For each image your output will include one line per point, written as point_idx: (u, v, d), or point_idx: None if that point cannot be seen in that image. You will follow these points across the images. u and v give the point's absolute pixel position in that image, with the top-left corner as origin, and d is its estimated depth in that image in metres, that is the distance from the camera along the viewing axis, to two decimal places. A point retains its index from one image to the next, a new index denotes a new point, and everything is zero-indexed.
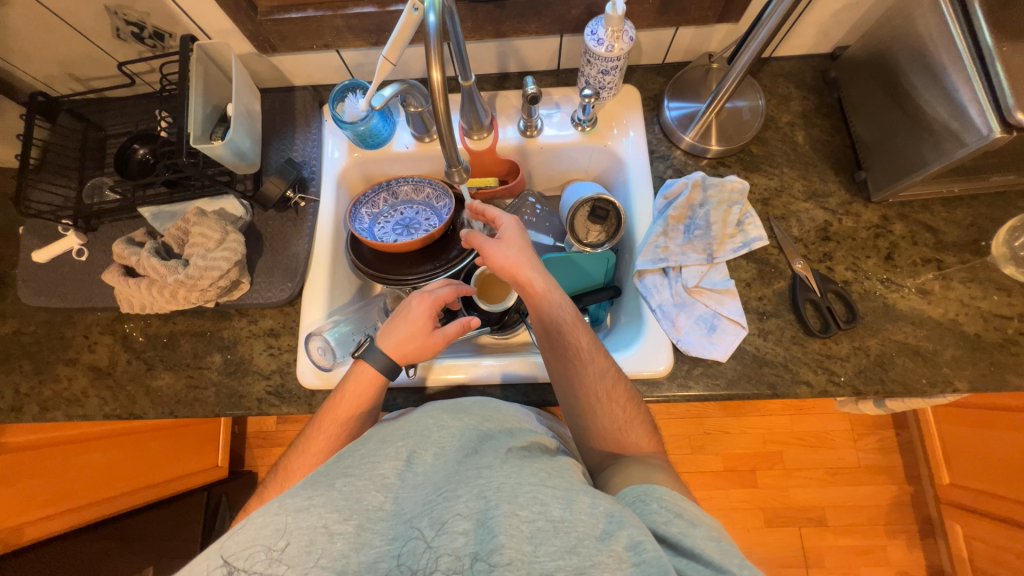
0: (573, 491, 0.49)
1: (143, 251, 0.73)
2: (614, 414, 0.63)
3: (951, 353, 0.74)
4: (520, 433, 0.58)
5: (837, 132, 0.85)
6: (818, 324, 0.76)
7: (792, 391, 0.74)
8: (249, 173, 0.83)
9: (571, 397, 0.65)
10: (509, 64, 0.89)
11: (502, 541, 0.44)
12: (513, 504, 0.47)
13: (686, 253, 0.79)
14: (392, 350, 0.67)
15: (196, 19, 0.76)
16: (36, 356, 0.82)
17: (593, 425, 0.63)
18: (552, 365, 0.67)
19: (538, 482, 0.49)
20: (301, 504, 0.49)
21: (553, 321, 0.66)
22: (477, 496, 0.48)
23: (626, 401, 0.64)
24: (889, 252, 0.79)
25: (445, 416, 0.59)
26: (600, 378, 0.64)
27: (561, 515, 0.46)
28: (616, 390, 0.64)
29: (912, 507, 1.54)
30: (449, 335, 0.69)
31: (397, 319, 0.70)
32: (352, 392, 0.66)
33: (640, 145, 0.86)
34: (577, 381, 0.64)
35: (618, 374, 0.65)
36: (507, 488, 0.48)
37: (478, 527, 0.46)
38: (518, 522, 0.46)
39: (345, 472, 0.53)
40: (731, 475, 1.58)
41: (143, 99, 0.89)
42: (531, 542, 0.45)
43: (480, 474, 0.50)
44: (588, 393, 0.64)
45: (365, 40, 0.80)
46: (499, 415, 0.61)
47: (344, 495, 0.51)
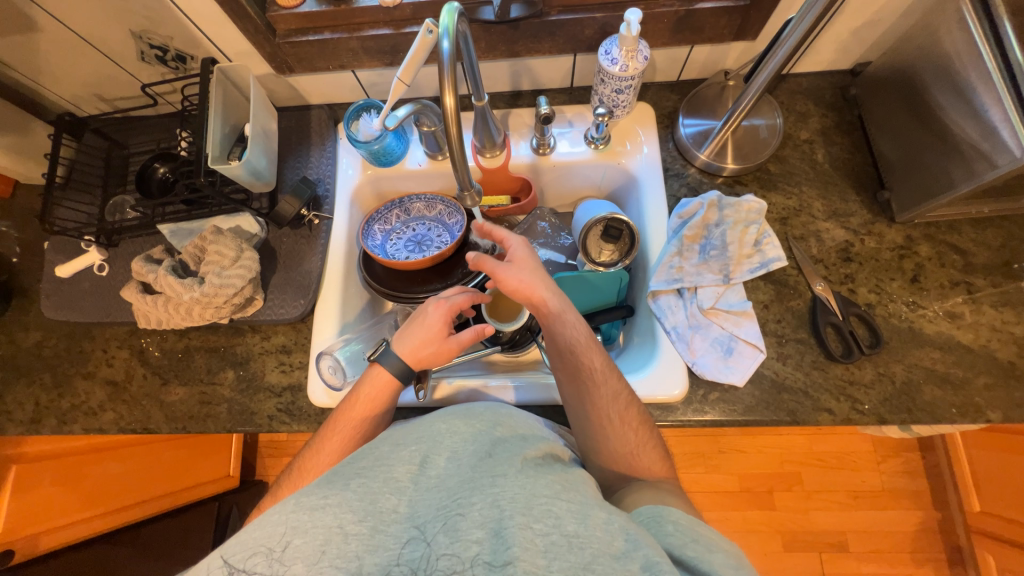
0: (588, 506, 0.48)
1: (161, 268, 0.74)
2: (626, 437, 0.61)
3: (982, 381, 0.71)
4: (536, 441, 0.55)
5: (858, 150, 0.83)
6: (840, 349, 0.73)
7: (813, 419, 0.71)
8: (265, 192, 0.84)
9: (582, 418, 0.63)
10: (522, 82, 0.89)
11: (516, 553, 0.43)
12: (528, 516, 0.46)
13: (701, 273, 0.77)
14: (407, 354, 0.67)
15: (216, 42, 0.78)
16: (57, 368, 0.83)
17: (604, 448, 0.62)
18: (565, 386, 0.65)
19: (553, 494, 0.48)
20: (317, 502, 0.48)
21: (566, 342, 0.65)
22: (491, 505, 0.47)
23: (639, 425, 0.62)
24: (914, 274, 0.76)
25: (457, 420, 0.57)
26: (613, 400, 0.62)
27: (576, 530, 0.45)
28: (628, 413, 0.62)
29: (940, 535, 1.48)
30: (464, 342, 0.68)
31: (413, 323, 0.69)
32: (367, 395, 0.65)
33: (654, 162, 0.85)
34: (589, 403, 0.63)
35: (631, 397, 0.64)
36: (522, 499, 0.47)
37: (493, 537, 0.45)
38: (532, 535, 0.44)
39: (360, 472, 0.52)
40: (748, 496, 1.54)
41: (165, 118, 0.90)
42: (545, 556, 0.43)
43: (495, 483, 0.49)
44: (601, 416, 0.62)
45: (380, 61, 0.81)
46: (514, 421, 0.58)
47: (359, 495, 0.49)
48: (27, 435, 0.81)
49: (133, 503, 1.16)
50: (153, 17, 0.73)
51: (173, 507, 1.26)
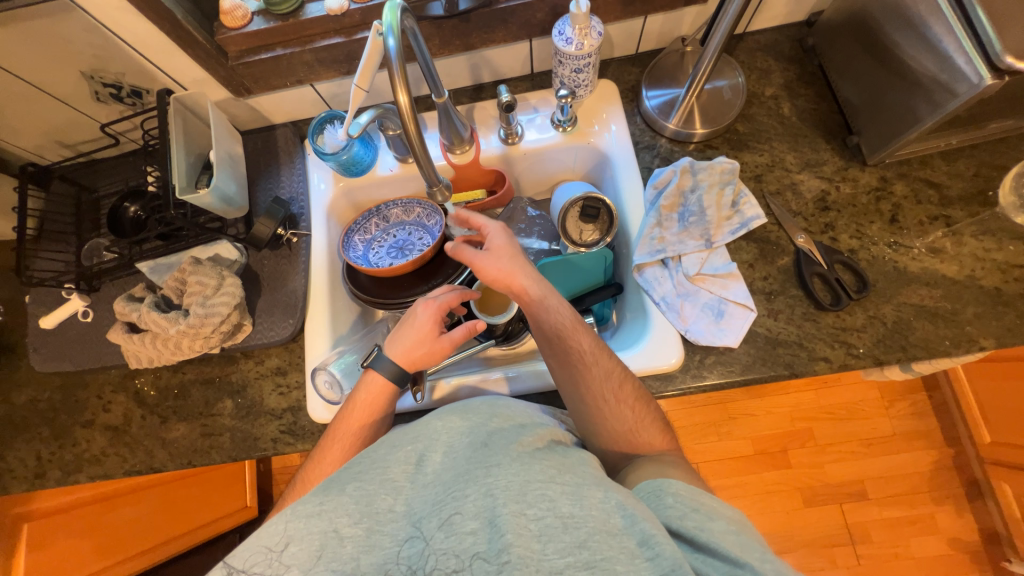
0: (583, 486, 0.49)
1: (143, 305, 0.74)
2: (624, 416, 0.61)
3: (971, 311, 0.71)
4: (533, 427, 0.55)
5: (823, 99, 0.84)
6: (828, 298, 0.74)
7: (810, 369, 0.71)
8: (239, 217, 0.84)
9: (578, 402, 0.63)
10: (483, 75, 0.89)
11: (509, 540, 0.44)
12: (520, 503, 0.47)
13: (683, 241, 0.78)
14: (401, 357, 0.67)
15: (170, 72, 0.77)
16: (54, 421, 0.83)
17: (603, 428, 0.62)
18: (557, 372, 0.65)
19: (548, 479, 0.49)
20: (313, 509, 0.49)
21: (552, 327, 0.65)
22: (484, 495, 0.48)
23: (635, 401, 0.62)
24: (892, 215, 0.77)
25: (453, 416, 0.57)
26: (606, 380, 0.62)
27: (571, 511, 0.47)
28: (624, 390, 0.62)
29: (955, 471, 1.49)
30: (455, 339, 0.69)
31: (404, 325, 0.70)
32: (363, 401, 0.66)
33: (623, 138, 0.85)
34: (583, 385, 0.63)
35: (625, 373, 0.64)
36: (515, 487, 0.48)
37: (487, 526, 0.46)
38: (525, 521, 0.46)
39: (355, 476, 0.52)
40: (763, 457, 1.55)
41: (130, 157, 0.90)
42: (540, 540, 0.45)
43: (488, 473, 0.49)
44: (596, 397, 0.62)
45: (337, 71, 0.80)
46: (510, 410, 0.58)
47: (355, 498, 0.50)
48: (33, 491, 0.81)
49: (157, 543, 1.16)
50: (102, 55, 0.72)
51: (198, 541, 1.27)
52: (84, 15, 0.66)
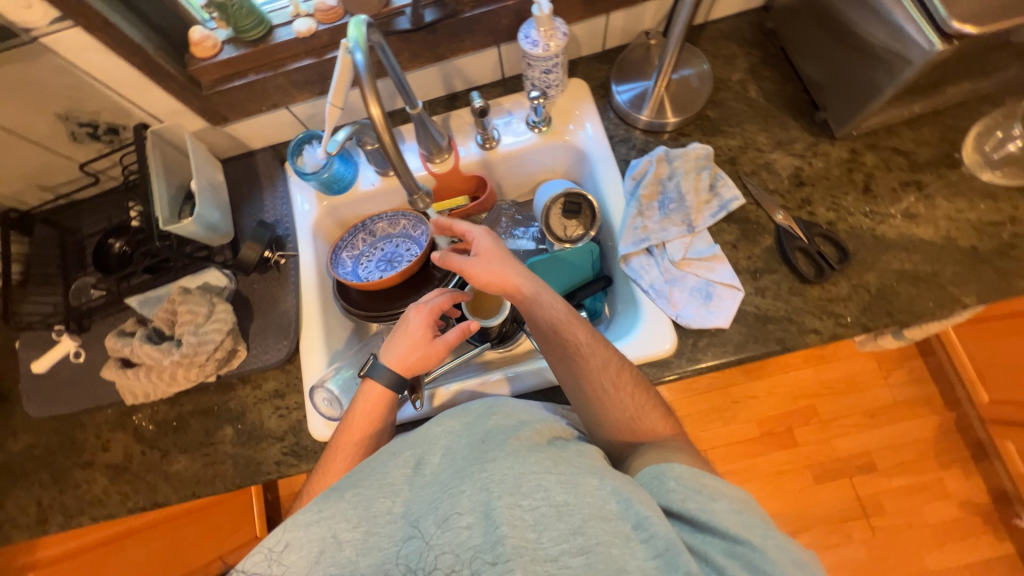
0: (579, 475, 0.50)
1: (135, 339, 0.74)
2: (625, 404, 0.62)
3: (951, 271, 0.73)
4: (533, 424, 0.56)
5: (788, 80, 0.86)
6: (812, 270, 0.75)
7: (802, 342, 0.72)
8: (225, 243, 0.84)
9: (579, 393, 0.64)
10: (455, 84, 0.90)
11: (503, 531, 0.46)
12: (515, 495, 0.48)
13: (666, 228, 0.79)
14: (396, 364, 0.68)
15: (145, 106, 0.78)
16: (53, 465, 0.82)
17: (606, 418, 0.62)
18: (556, 366, 0.66)
19: (543, 469, 0.50)
20: (312, 517, 0.51)
21: (547, 322, 0.66)
22: (479, 489, 0.50)
23: (634, 388, 0.63)
24: (865, 184, 0.78)
25: (453, 419, 0.58)
26: (605, 369, 0.63)
27: (566, 499, 0.48)
28: (622, 379, 0.63)
29: (959, 433, 1.51)
30: (449, 341, 0.69)
31: (397, 333, 0.70)
32: (362, 412, 0.66)
33: (599, 134, 0.86)
34: (583, 377, 0.63)
35: (622, 362, 0.64)
36: (510, 479, 0.49)
37: (482, 520, 0.48)
38: (520, 512, 0.47)
39: (355, 482, 0.54)
40: (769, 438, 1.55)
41: (111, 195, 0.90)
42: (534, 530, 0.47)
43: (484, 468, 0.51)
44: (596, 388, 0.62)
45: (311, 91, 0.81)
46: (509, 408, 0.58)
47: (354, 504, 0.52)
48: (36, 538, 0.80)
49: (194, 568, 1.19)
50: (76, 96, 0.73)
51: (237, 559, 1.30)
52: (56, 57, 0.67)
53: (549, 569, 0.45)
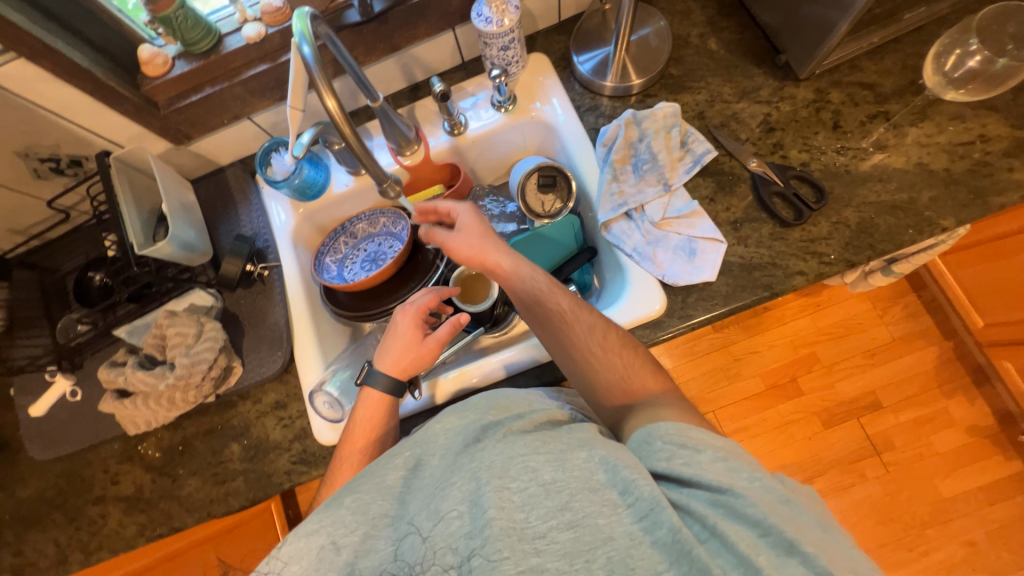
0: (567, 452, 0.52)
1: (127, 367, 0.73)
2: (614, 365, 0.62)
3: (927, 196, 0.73)
4: (529, 413, 0.58)
5: (746, 28, 0.86)
6: (791, 214, 0.76)
7: (789, 285, 0.73)
8: (206, 262, 0.84)
9: (566, 358, 0.65)
10: (416, 74, 0.89)
11: (492, 514, 0.47)
12: (503, 478, 0.49)
13: (642, 190, 0.79)
14: (392, 368, 0.69)
15: (104, 134, 0.76)
16: (65, 504, 0.82)
17: (596, 381, 0.63)
18: (543, 335, 0.67)
19: (531, 450, 0.52)
20: (312, 527, 0.53)
21: (529, 292, 0.68)
22: (470, 478, 0.51)
23: (622, 349, 0.63)
24: (834, 121, 0.79)
25: (451, 416, 0.59)
26: (590, 334, 0.64)
27: (553, 476, 0.50)
28: (609, 340, 0.63)
29: (958, 361, 1.53)
30: (441, 338, 0.70)
31: (389, 337, 0.72)
32: (363, 417, 0.67)
33: (565, 106, 0.86)
34: (568, 342, 0.64)
35: (607, 324, 0.65)
36: (498, 464, 0.51)
37: (472, 508, 0.49)
38: (508, 494, 0.49)
39: (353, 489, 0.55)
40: (774, 391, 1.57)
41: (85, 229, 0.89)
42: (522, 510, 0.48)
43: (475, 458, 0.52)
44: (583, 351, 0.63)
45: (270, 98, 0.80)
46: (508, 400, 0.60)
47: (351, 510, 0.53)
48: None
49: None
50: (31, 131, 0.72)
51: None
52: (4, 92, 0.65)
53: (538, 546, 0.47)
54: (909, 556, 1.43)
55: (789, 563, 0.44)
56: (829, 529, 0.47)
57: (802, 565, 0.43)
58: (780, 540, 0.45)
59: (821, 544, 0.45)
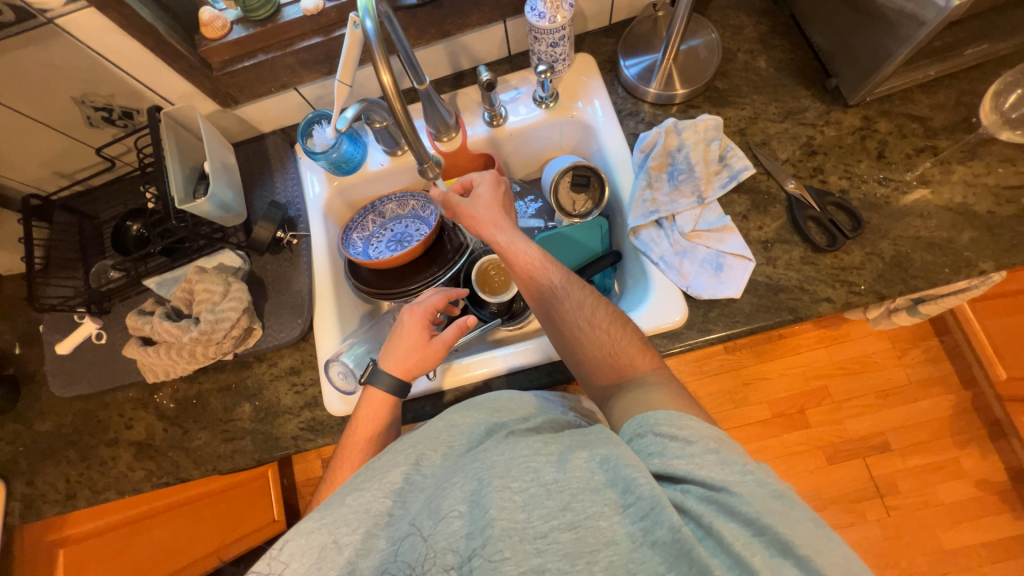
0: (569, 453, 0.51)
1: (155, 317, 0.76)
2: (602, 340, 0.64)
3: (968, 237, 0.72)
4: (532, 418, 0.59)
5: (799, 48, 0.85)
6: (824, 239, 0.75)
7: (815, 311, 0.72)
8: (238, 224, 0.86)
9: (558, 334, 0.67)
10: (462, 62, 0.90)
11: (493, 514, 0.47)
12: (505, 477, 0.49)
13: (675, 200, 0.79)
14: (395, 368, 0.70)
15: (157, 89, 0.79)
16: (79, 442, 0.84)
17: (586, 358, 0.65)
18: (538, 311, 0.70)
19: (533, 452, 0.52)
20: (314, 524, 0.53)
21: (523, 268, 0.71)
22: (472, 478, 0.50)
23: (611, 325, 0.65)
24: (879, 151, 0.77)
25: (455, 414, 0.60)
26: (579, 309, 0.66)
27: (555, 476, 0.49)
28: (597, 315, 0.65)
29: (975, 412, 1.49)
30: (447, 340, 0.71)
31: (393, 338, 0.72)
32: (365, 417, 0.68)
33: (606, 108, 0.86)
34: (558, 317, 0.67)
35: (597, 300, 0.67)
36: (500, 464, 0.50)
37: (472, 507, 0.48)
38: (511, 493, 0.48)
39: (355, 486, 0.55)
40: (781, 420, 1.55)
41: (127, 180, 0.92)
42: (523, 510, 0.47)
43: (477, 457, 0.52)
44: (571, 326, 0.66)
45: (319, 71, 0.81)
46: (512, 403, 0.61)
47: (352, 509, 0.53)
48: (66, 513, 0.82)
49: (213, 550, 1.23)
50: (91, 79, 0.74)
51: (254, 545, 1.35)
52: (71, 39, 0.68)
53: (539, 546, 0.46)
54: None
55: (783, 564, 0.43)
56: (824, 526, 0.46)
57: (796, 566, 0.42)
58: (775, 540, 0.44)
59: (817, 544, 0.44)
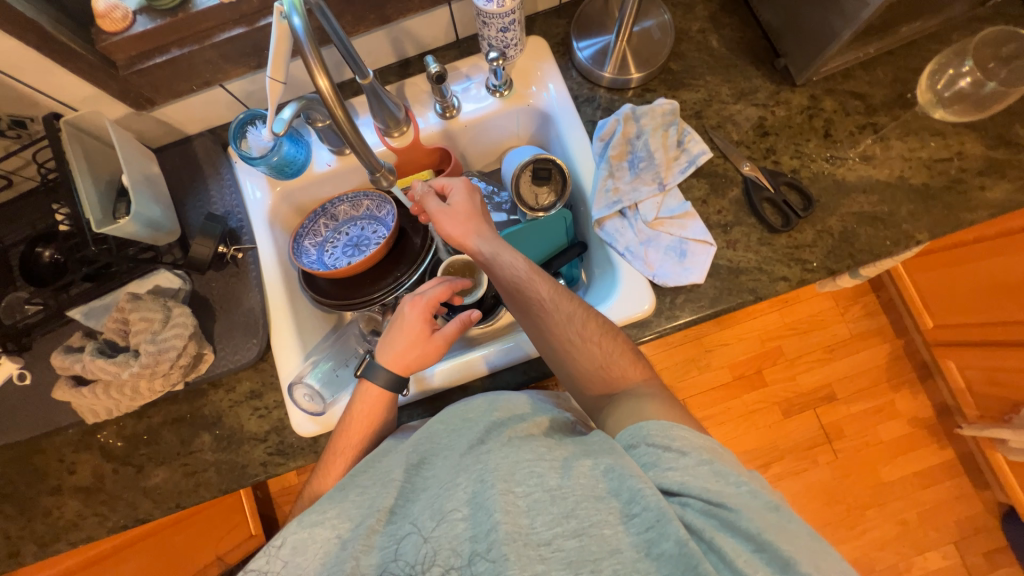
0: (572, 459, 0.53)
1: (85, 355, 0.68)
2: (592, 353, 0.64)
3: (905, 210, 0.76)
4: (532, 417, 0.60)
5: (748, 26, 0.85)
6: (778, 219, 0.77)
7: (773, 290, 0.75)
8: (172, 241, 0.78)
9: (548, 348, 0.66)
10: (406, 49, 0.84)
11: (498, 518, 0.48)
12: (509, 481, 0.51)
13: (637, 188, 0.78)
14: (394, 364, 0.68)
15: (52, 93, 0.68)
16: (15, 494, 0.76)
17: (576, 369, 0.64)
18: (525, 324, 0.68)
19: (537, 456, 0.53)
20: (316, 519, 0.55)
21: (509, 281, 0.67)
22: (476, 480, 0.52)
23: (601, 337, 0.64)
24: (825, 129, 0.80)
25: (454, 416, 0.61)
26: (570, 323, 0.65)
27: (558, 483, 0.52)
28: (588, 328, 0.64)
29: (906, 357, 1.65)
30: (449, 335, 0.69)
31: (393, 329, 0.70)
32: (360, 414, 0.67)
33: (562, 94, 0.83)
34: (548, 332, 0.65)
35: (587, 312, 0.65)
36: (504, 467, 0.52)
37: (476, 509, 0.50)
38: (514, 498, 0.50)
39: (358, 483, 0.58)
40: (741, 381, 1.65)
41: (32, 197, 0.80)
42: (527, 515, 0.50)
43: (481, 460, 0.54)
44: (562, 341, 0.64)
45: (246, 65, 0.73)
46: (510, 403, 0.62)
47: (357, 504, 0.56)
48: (10, 571, 0.75)
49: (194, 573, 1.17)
50: None
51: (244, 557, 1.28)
52: None
53: (543, 552, 0.48)
54: (850, 533, 1.57)
55: None
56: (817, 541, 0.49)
57: None
58: (775, 557, 0.46)
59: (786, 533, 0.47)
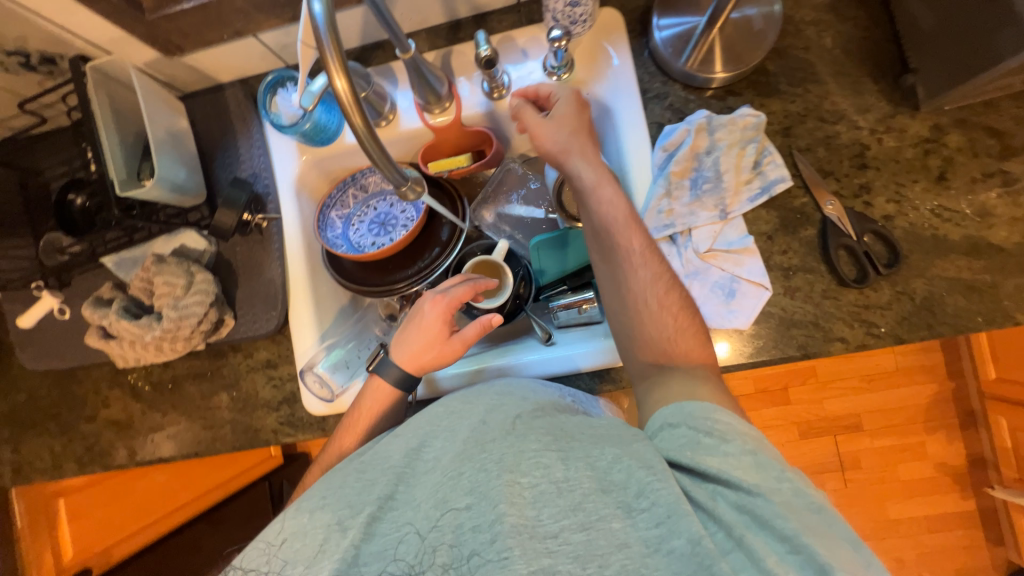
0: (577, 452, 0.51)
1: (111, 312, 0.69)
2: (665, 322, 0.60)
3: (1013, 284, 0.64)
4: (534, 399, 0.57)
5: (875, 24, 0.69)
6: (852, 272, 0.67)
7: (825, 350, 0.66)
8: (200, 201, 0.76)
9: (617, 300, 0.63)
10: (459, 9, 0.73)
11: (503, 510, 0.47)
12: (514, 472, 0.49)
13: (694, 212, 0.69)
14: (408, 361, 0.66)
15: (80, 33, 0.64)
16: (58, 416, 0.83)
17: (640, 334, 0.61)
18: (600, 267, 0.65)
19: (542, 446, 0.51)
20: (316, 504, 0.53)
21: (600, 220, 0.63)
22: (479, 471, 0.51)
23: (679, 309, 0.61)
24: (940, 171, 0.66)
25: (456, 401, 0.59)
26: (650, 283, 0.61)
27: (564, 475, 0.49)
28: (668, 297, 0.61)
29: (953, 403, 1.52)
30: (466, 338, 0.67)
31: (410, 324, 0.68)
32: (367, 407, 0.67)
33: (628, 85, 0.71)
34: (625, 283, 0.62)
35: (672, 280, 0.62)
36: (509, 459, 0.50)
37: (478, 500, 0.49)
38: (519, 489, 0.48)
39: (359, 468, 0.55)
40: (763, 395, 1.58)
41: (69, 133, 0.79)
42: (533, 506, 0.48)
43: (484, 450, 0.51)
44: (639, 301, 0.61)
45: (281, 17, 0.66)
46: (512, 386, 0.60)
47: (358, 489, 0.53)
48: (54, 480, 0.84)
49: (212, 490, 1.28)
50: None
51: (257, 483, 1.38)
52: None
53: (549, 545, 0.46)
54: None
55: None
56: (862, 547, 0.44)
57: None
58: (810, 560, 0.41)
59: None
